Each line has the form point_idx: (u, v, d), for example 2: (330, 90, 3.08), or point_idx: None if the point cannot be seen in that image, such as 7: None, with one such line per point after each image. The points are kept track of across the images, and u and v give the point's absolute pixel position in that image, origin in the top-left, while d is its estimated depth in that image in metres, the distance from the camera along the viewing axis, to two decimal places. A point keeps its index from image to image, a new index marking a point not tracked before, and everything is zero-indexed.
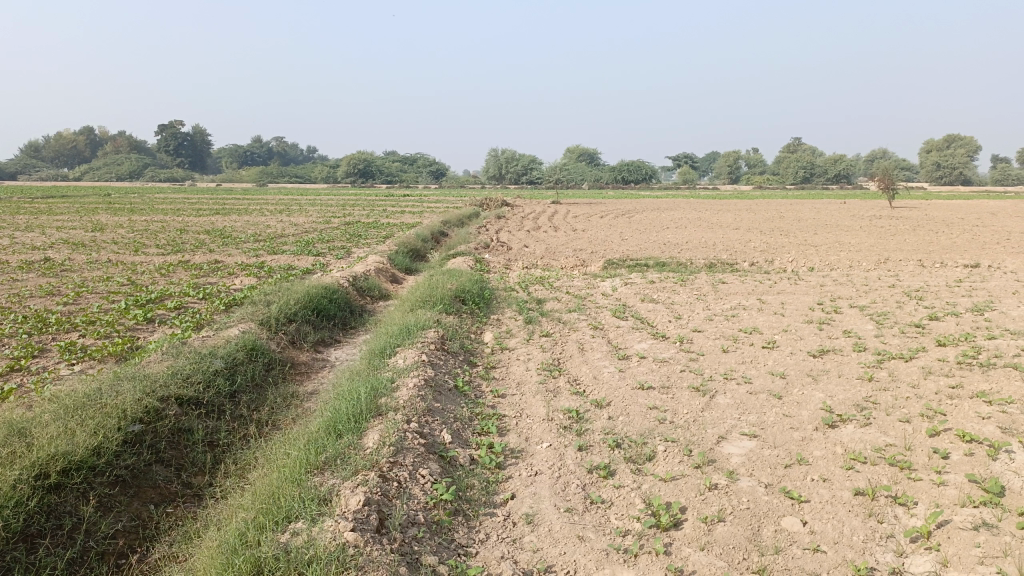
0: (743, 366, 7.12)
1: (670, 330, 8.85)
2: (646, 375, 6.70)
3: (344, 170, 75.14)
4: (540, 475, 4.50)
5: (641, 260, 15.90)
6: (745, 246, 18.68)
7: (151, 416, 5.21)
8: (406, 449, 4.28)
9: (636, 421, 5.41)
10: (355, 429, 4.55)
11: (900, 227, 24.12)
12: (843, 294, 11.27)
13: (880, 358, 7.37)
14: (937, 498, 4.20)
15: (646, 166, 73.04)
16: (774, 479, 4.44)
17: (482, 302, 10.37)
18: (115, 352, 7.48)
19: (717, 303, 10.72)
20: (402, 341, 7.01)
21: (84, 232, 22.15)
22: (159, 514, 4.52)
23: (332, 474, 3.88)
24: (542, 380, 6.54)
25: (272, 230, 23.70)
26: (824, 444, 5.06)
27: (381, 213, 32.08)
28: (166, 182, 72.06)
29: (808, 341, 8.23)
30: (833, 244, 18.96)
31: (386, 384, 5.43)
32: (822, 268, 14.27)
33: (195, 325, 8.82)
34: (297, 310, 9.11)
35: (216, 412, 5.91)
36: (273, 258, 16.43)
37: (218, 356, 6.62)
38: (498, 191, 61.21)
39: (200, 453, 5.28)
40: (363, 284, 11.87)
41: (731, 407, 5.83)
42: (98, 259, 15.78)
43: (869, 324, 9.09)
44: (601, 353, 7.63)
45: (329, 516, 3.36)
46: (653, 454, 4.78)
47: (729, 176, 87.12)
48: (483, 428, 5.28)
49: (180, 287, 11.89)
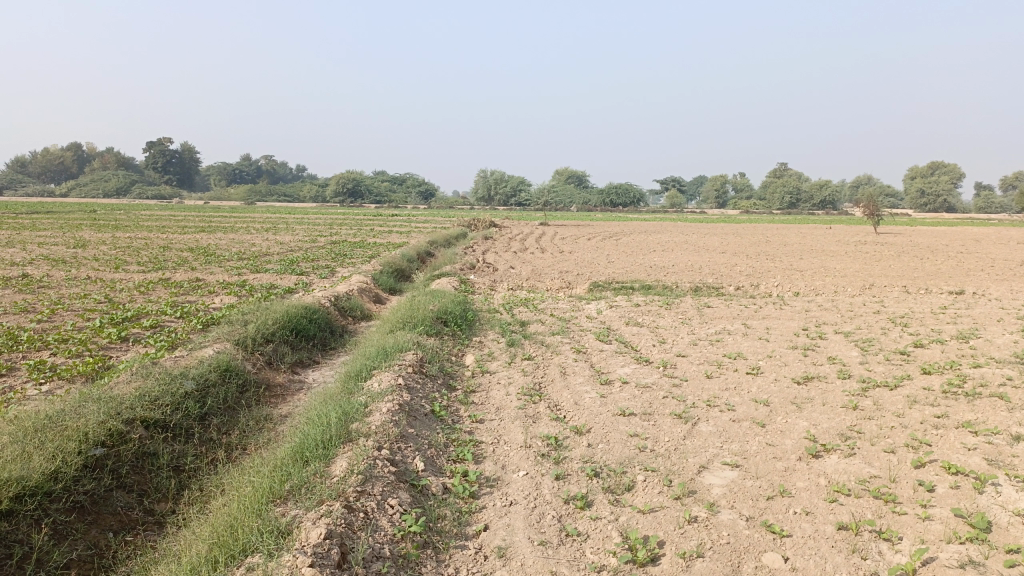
0: (726, 392, 7.01)
1: (653, 354, 8.74)
2: (628, 401, 6.58)
3: (333, 189, 75.03)
4: (515, 506, 4.35)
5: (627, 283, 15.83)
6: (731, 270, 18.65)
7: (115, 439, 5.02)
8: (375, 477, 4.13)
9: (616, 449, 5.27)
10: (323, 457, 4.39)
11: (885, 253, 24.23)
12: (828, 320, 11.22)
13: (865, 386, 7.29)
14: (922, 534, 4.09)
15: (634, 189, 73.35)
16: (755, 512, 4.31)
17: (464, 324, 10.23)
18: (85, 371, 7.28)
19: (702, 328, 10.63)
20: (379, 364, 6.85)
21: (65, 248, 21.86)
22: (118, 542, 4.32)
23: (295, 504, 3.73)
24: (521, 405, 6.40)
25: (257, 249, 23.49)
26: (807, 475, 4.94)
27: (368, 232, 31.99)
28: (153, 198, 71.63)
29: (792, 367, 8.14)
30: (819, 269, 18.99)
31: (359, 408, 5.28)
32: (808, 293, 14.24)
33: (169, 344, 8.62)
34: (274, 330, 8.93)
35: (184, 435, 5.73)
36: (255, 276, 16.22)
37: (189, 377, 6.43)
38: (487, 212, 61.21)
39: (165, 478, 5.10)
40: (345, 304, 11.71)
41: (714, 435, 5.70)
42: (77, 276, 15.53)
43: (854, 351, 9.02)
44: (583, 378, 7.50)
45: (287, 551, 3.20)
46: (632, 484, 4.64)
47: (716, 200, 87.66)
48: (458, 455, 5.13)
49: (159, 305, 11.68)
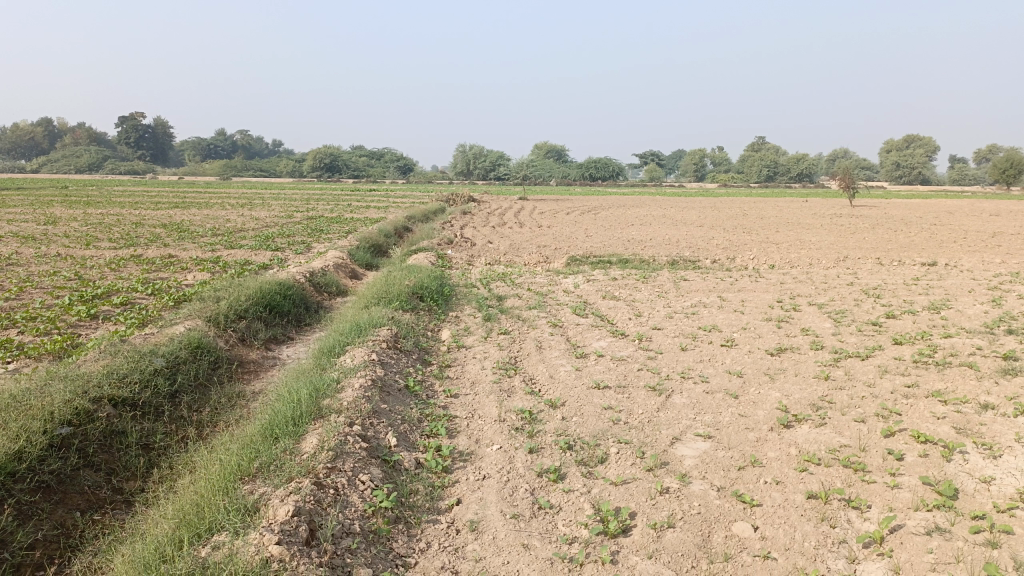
0: (700, 364, 7.04)
1: (629, 328, 8.75)
2: (603, 374, 6.58)
3: (310, 164, 74.16)
4: (488, 479, 4.35)
5: (605, 257, 15.83)
6: (708, 243, 18.70)
7: (82, 418, 4.94)
8: (346, 454, 4.09)
9: (590, 422, 5.28)
10: (293, 433, 4.36)
11: (860, 225, 24.39)
12: (803, 292, 11.29)
13: (837, 357, 7.36)
14: (890, 502, 4.14)
15: (613, 163, 73.20)
16: (727, 482, 4.34)
17: (440, 299, 10.18)
18: (52, 350, 7.15)
19: (678, 301, 10.66)
20: (353, 339, 6.79)
21: (35, 225, 21.44)
22: (86, 521, 4.27)
23: (263, 482, 3.69)
24: (496, 380, 6.39)
25: (232, 224, 23.18)
26: (779, 445, 4.98)
27: (346, 207, 31.72)
28: (126, 174, 70.36)
29: (767, 339, 8.19)
30: (795, 242, 19.11)
31: (330, 384, 5.24)
32: (784, 266, 14.33)
33: (140, 321, 8.50)
34: (248, 306, 8.83)
35: (154, 413, 5.66)
36: (229, 252, 16.04)
37: (159, 355, 6.34)
38: (465, 186, 60.84)
39: (134, 457, 5.03)
40: (321, 280, 11.59)
41: (687, 407, 5.73)
42: (47, 253, 15.24)
43: (828, 322, 9.10)
44: (559, 351, 7.50)
45: (254, 528, 3.18)
46: (605, 455, 4.65)
47: (695, 174, 87.76)
48: (431, 429, 5.11)
49: (130, 282, 11.50)
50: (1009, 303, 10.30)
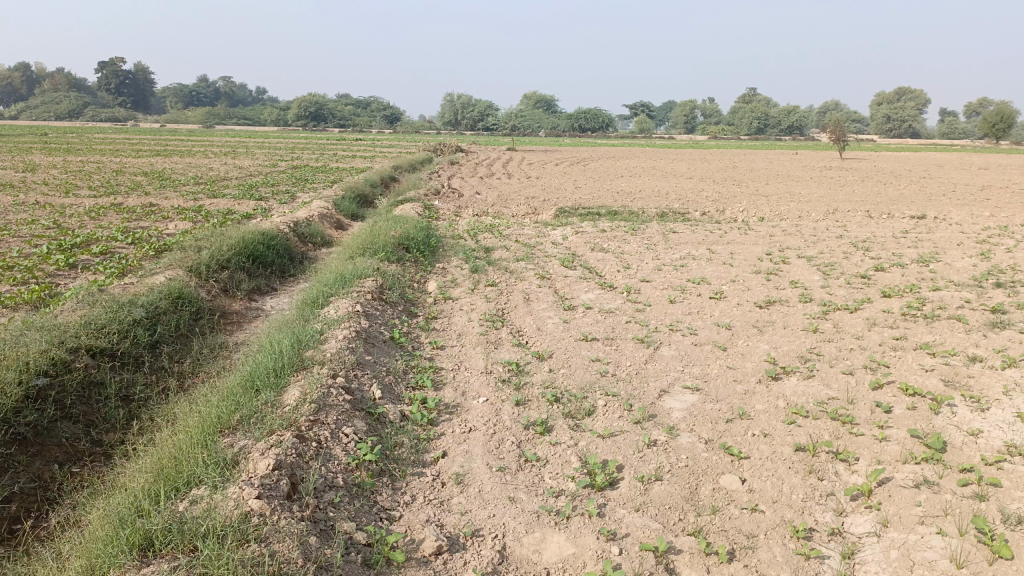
0: (689, 317, 6.97)
1: (618, 280, 8.65)
2: (591, 326, 6.52)
3: (295, 113, 72.79)
4: (474, 432, 4.30)
5: (593, 209, 15.67)
6: (698, 195, 18.53)
7: (59, 369, 4.81)
8: (329, 406, 4.01)
9: (578, 374, 5.22)
10: (274, 386, 4.26)
11: (849, 178, 24.23)
12: (792, 245, 11.21)
13: (826, 309, 7.32)
14: (879, 455, 4.13)
15: (602, 113, 72.25)
16: (715, 435, 4.31)
17: (427, 250, 10.02)
18: (30, 300, 6.99)
19: (667, 253, 10.56)
20: (337, 290, 6.67)
21: (13, 173, 20.94)
22: (64, 475, 4.19)
23: (243, 435, 3.60)
24: (483, 332, 6.30)
25: (215, 173, 22.74)
26: (767, 398, 4.95)
27: (331, 157, 31.16)
28: (107, 121, 68.85)
29: (756, 291, 8.13)
30: (785, 194, 18.98)
31: (314, 336, 5.13)
32: (773, 218, 14.23)
33: (120, 271, 8.32)
34: (230, 257, 8.66)
35: (133, 364, 5.55)
36: (212, 201, 15.73)
37: (139, 305, 6.21)
38: (453, 136, 59.99)
39: (113, 409, 4.94)
40: (305, 230, 11.40)
41: (675, 359, 5.69)
42: (25, 201, 14.91)
43: (817, 275, 9.05)
44: (546, 303, 7.42)
45: (233, 482, 3.11)
46: (593, 408, 4.60)
47: (685, 126, 86.86)
48: (417, 382, 5.03)
49: (110, 231, 11.26)
50: (998, 256, 10.27)
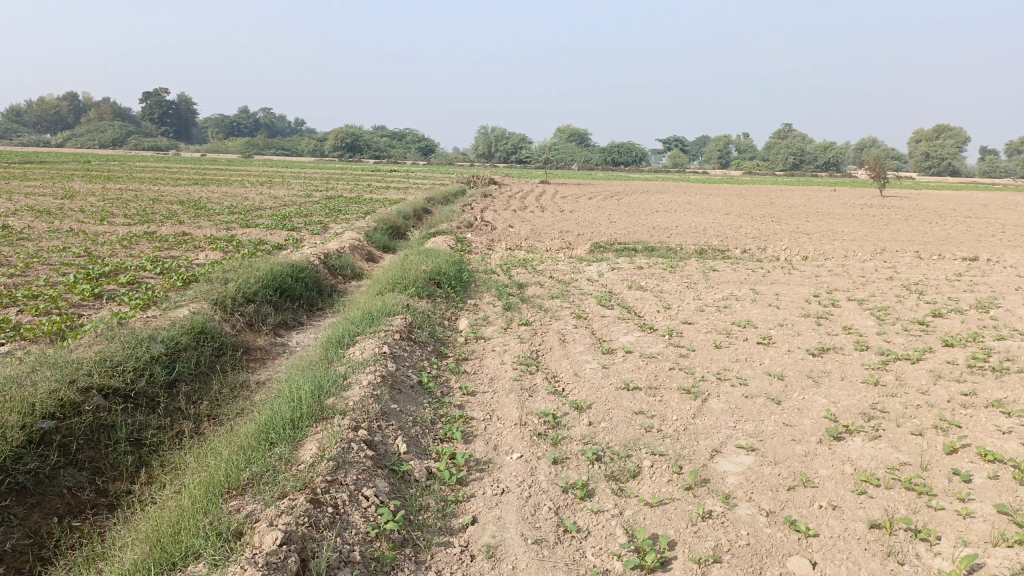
0: (737, 364, 6.52)
1: (658, 321, 8.23)
2: (632, 373, 6.10)
3: (332, 144, 73.80)
4: (507, 494, 3.89)
5: (629, 244, 15.28)
6: (736, 232, 18.07)
7: (66, 411, 4.52)
8: (348, 463, 3.63)
9: (620, 429, 4.80)
10: (291, 439, 3.90)
11: (892, 216, 23.57)
12: (840, 286, 10.69)
13: (885, 359, 6.80)
14: (964, 534, 3.63)
15: (636, 148, 72.14)
16: (776, 506, 3.86)
17: (458, 285, 9.70)
18: (50, 332, 6.77)
19: (708, 293, 10.11)
20: (364, 329, 6.33)
21: (52, 200, 21.19)
22: (62, 529, 3.86)
23: (252, 498, 3.23)
24: (516, 377, 5.91)
25: (250, 202, 22.81)
26: (830, 463, 4.50)
27: (365, 187, 31.28)
28: (149, 150, 70.46)
29: (806, 337, 7.64)
30: (827, 232, 18.42)
31: (336, 381, 4.77)
32: (817, 257, 13.72)
33: (144, 302, 8.12)
34: (256, 289, 8.42)
35: (148, 405, 5.24)
36: (244, 231, 15.65)
37: (158, 341, 5.93)
38: (486, 169, 60.28)
39: (122, 454, 4.63)
40: (335, 262, 11.17)
41: (726, 413, 5.23)
42: (60, 228, 14.93)
43: (870, 320, 8.53)
44: (584, 346, 7.02)
45: (235, 558, 2.74)
46: (638, 470, 4.17)
47: (719, 161, 86.29)
48: (446, 433, 4.64)
49: (139, 260, 11.14)
50: None
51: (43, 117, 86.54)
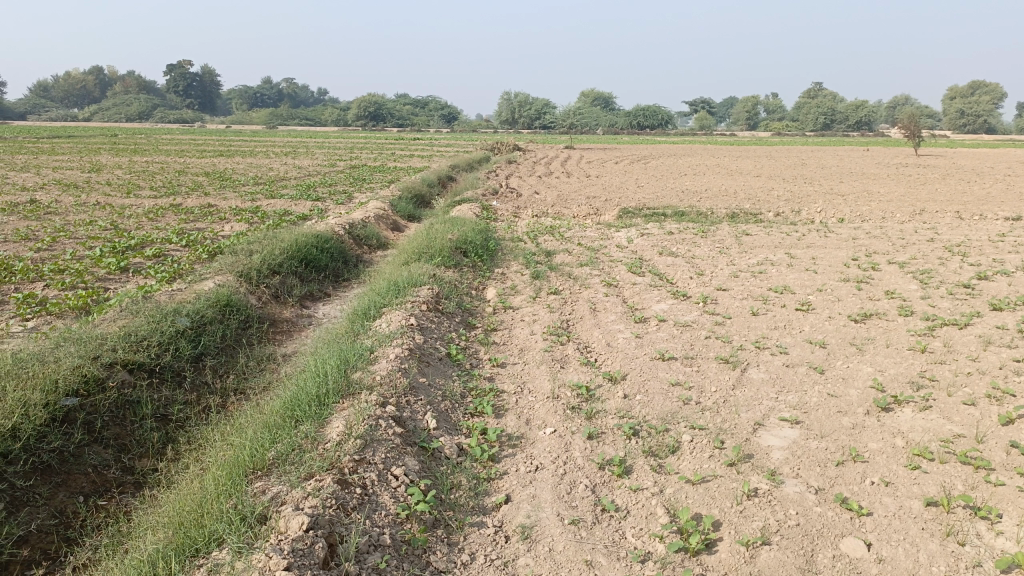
0: (775, 332, 6.28)
1: (691, 288, 7.98)
2: (667, 343, 5.89)
3: (355, 113, 73.43)
4: (541, 471, 3.74)
5: (659, 209, 14.94)
6: (768, 195, 17.59)
7: (91, 387, 4.45)
8: (377, 441, 3.47)
9: (657, 401, 4.61)
10: (318, 415, 3.76)
11: (929, 176, 22.79)
12: (879, 250, 10.32)
13: (931, 325, 6.51)
14: None
15: (662, 110, 70.86)
16: (825, 483, 3.68)
17: (485, 254, 9.50)
18: (76, 306, 6.73)
19: (742, 258, 9.82)
20: (391, 301, 6.17)
21: (79, 173, 21.33)
22: (89, 509, 3.79)
23: (278, 478, 3.11)
24: (548, 348, 5.74)
25: (275, 173, 22.80)
26: (880, 436, 4.28)
27: (390, 156, 31.10)
28: (175, 123, 70.67)
29: (847, 303, 7.35)
30: (863, 193, 17.89)
31: (362, 354, 4.61)
32: (853, 220, 13.30)
33: (170, 275, 8.05)
34: (281, 261, 8.31)
35: (173, 380, 5.16)
36: (269, 202, 15.55)
37: (183, 315, 5.85)
38: (510, 136, 59.63)
39: (149, 431, 4.55)
40: (360, 232, 11.03)
41: (767, 383, 5.02)
42: (87, 201, 14.96)
43: (913, 284, 8.19)
44: (616, 314, 6.81)
45: (259, 545, 2.62)
46: (677, 445, 4.00)
47: (747, 122, 84.59)
48: (476, 408, 4.49)
49: (165, 233, 11.09)
50: None
51: (69, 92, 87.11)
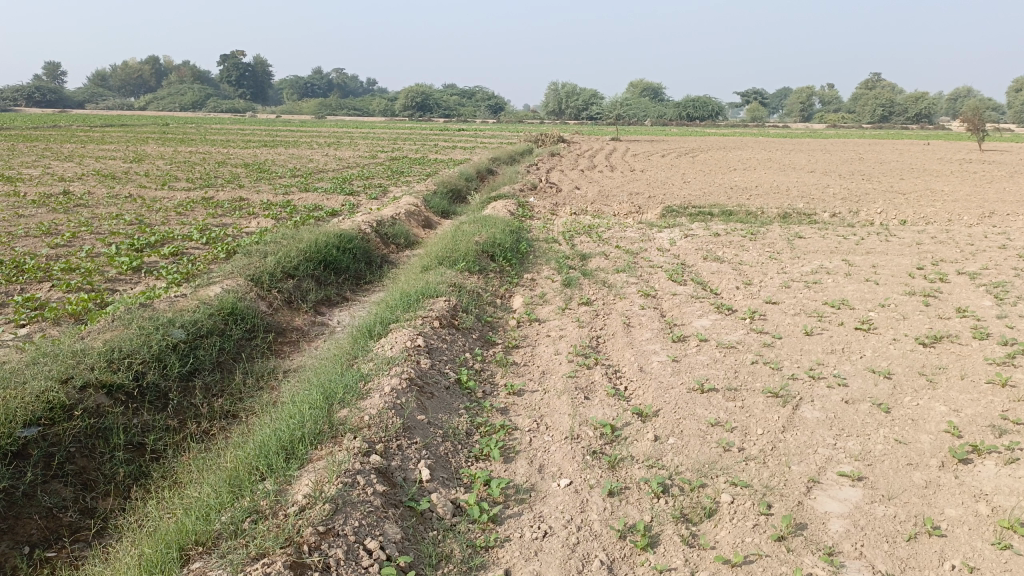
0: (832, 358, 5.54)
1: (738, 301, 7.27)
2: (708, 369, 5.21)
3: (401, 104, 73.43)
4: (550, 538, 3.14)
5: (705, 207, 14.17)
6: (823, 192, 16.64)
7: (56, 415, 4.00)
8: (350, 505, 2.92)
9: (692, 447, 3.96)
10: (290, 467, 3.24)
11: (996, 173, 21.42)
12: (947, 258, 9.42)
13: (1012, 351, 5.70)
14: None
15: (713, 102, 69.23)
16: (895, 567, 3.01)
17: (514, 258, 8.91)
18: (74, 312, 6.34)
19: (794, 265, 9.03)
20: (399, 316, 5.63)
21: (121, 164, 21.28)
22: (33, 564, 3.34)
23: (221, 560, 2.59)
24: (572, 372, 5.12)
25: (314, 165, 22.50)
26: (960, 500, 3.57)
27: (432, 148, 30.68)
28: (228, 112, 71.63)
29: (912, 323, 6.55)
30: (926, 192, 16.81)
31: (354, 388, 4.08)
32: (917, 222, 12.35)
33: (181, 277, 7.65)
34: (297, 263, 7.84)
35: (157, 403, 4.69)
36: (301, 196, 15.18)
37: (177, 326, 5.37)
38: (555, 127, 58.81)
39: (119, 465, 4.10)
40: (388, 231, 10.53)
41: (823, 425, 4.34)
42: (120, 194, 14.74)
43: (987, 300, 7.35)
44: (652, 332, 6.15)
45: None
46: (714, 508, 3.36)
47: (801, 114, 82.33)
48: (483, 450, 3.91)
49: (188, 229, 10.73)
50: None
51: (127, 82, 89.09)
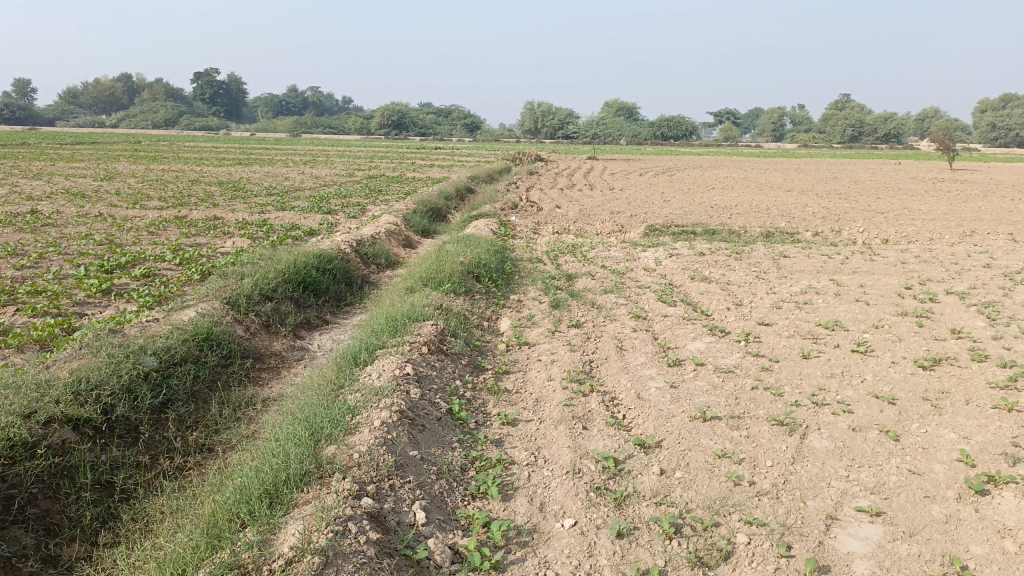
0: (834, 383, 5.37)
1: (730, 322, 7.11)
2: (708, 396, 5.01)
3: (377, 122, 73.24)
4: None
5: (687, 226, 14.09)
6: (802, 211, 16.65)
7: (18, 454, 3.68)
8: (341, 557, 2.66)
9: (701, 482, 3.74)
10: (273, 514, 2.97)
11: (969, 192, 21.72)
12: (934, 277, 9.36)
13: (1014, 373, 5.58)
14: None
15: (687, 121, 69.94)
16: None
17: (500, 278, 8.69)
18: (39, 338, 6.00)
19: (783, 285, 8.91)
20: (386, 342, 5.38)
21: (91, 182, 20.79)
22: None
23: None
24: (568, 400, 4.89)
25: (290, 183, 22.16)
26: (985, 535, 3.39)
27: (409, 166, 30.47)
28: (201, 130, 70.94)
29: (909, 344, 6.42)
30: (904, 210, 16.91)
31: (341, 422, 3.82)
32: (899, 241, 12.35)
33: (153, 300, 7.33)
34: (276, 285, 7.55)
35: (127, 437, 4.38)
36: (277, 215, 14.84)
37: (150, 353, 5.07)
38: (532, 145, 58.93)
39: (85, 507, 3.79)
40: (368, 250, 10.27)
41: (834, 456, 4.14)
42: (90, 213, 14.31)
43: (980, 320, 7.26)
44: (647, 355, 5.96)
45: None
46: (730, 551, 3.15)
47: (773, 133, 83.51)
48: (480, 488, 3.67)
49: (160, 249, 10.39)
50: None
51: (98, 98, 88.04)
